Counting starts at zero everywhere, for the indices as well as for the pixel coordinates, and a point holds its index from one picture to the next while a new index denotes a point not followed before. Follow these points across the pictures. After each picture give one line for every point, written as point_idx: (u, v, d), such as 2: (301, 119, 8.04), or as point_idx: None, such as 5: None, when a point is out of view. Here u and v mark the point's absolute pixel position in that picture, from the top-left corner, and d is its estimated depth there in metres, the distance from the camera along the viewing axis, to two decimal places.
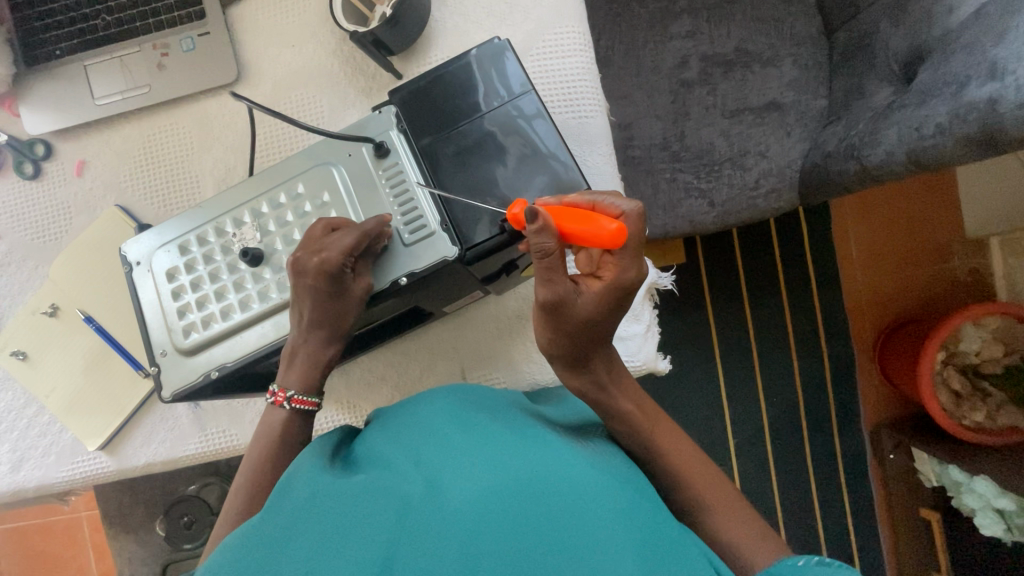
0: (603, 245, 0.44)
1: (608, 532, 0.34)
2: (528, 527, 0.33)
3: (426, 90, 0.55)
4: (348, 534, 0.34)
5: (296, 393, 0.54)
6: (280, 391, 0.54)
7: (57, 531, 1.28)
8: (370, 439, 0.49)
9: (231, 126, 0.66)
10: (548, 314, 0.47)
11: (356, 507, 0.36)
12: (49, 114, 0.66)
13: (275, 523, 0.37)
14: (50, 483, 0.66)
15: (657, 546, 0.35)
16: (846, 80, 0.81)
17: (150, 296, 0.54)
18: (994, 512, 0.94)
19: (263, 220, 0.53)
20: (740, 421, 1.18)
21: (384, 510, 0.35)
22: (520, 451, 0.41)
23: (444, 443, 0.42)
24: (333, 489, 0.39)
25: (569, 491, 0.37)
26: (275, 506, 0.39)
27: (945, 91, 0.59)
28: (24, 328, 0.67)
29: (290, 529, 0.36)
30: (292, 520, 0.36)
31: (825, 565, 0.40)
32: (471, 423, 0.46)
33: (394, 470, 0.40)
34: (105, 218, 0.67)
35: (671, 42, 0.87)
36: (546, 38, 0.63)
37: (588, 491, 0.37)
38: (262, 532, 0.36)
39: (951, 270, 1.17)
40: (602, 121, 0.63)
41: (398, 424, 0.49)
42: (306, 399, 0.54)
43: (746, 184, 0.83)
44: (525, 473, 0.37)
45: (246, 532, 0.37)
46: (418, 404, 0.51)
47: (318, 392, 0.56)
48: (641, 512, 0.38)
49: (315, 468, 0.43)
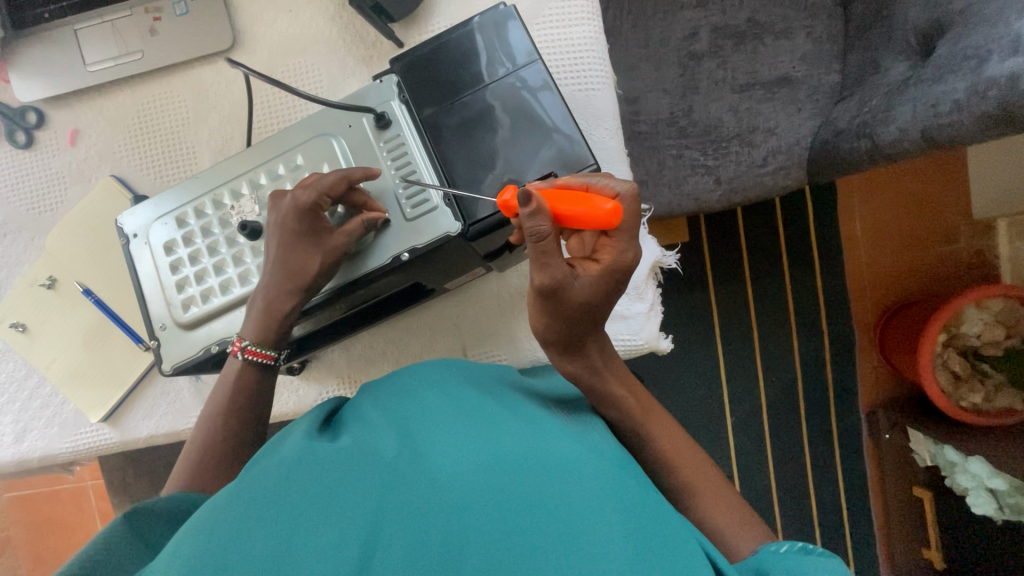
0: (596, 221, 0.43)
1: (596, 510, 0.34)
2: (517, 502, 0.33)
3: (428, 58, 0.54)
4: (329, 504, 0.34)
5: (252, 343, 0.51)
6: (235, 340, 0.51)
7: (65, 498, 1.30)
8: (356, 407, 0.49)
9: (228, 96, 0.65)
10: (546, 299, 0.46)
11: (339, 479, 0.36)
12: (39, 81, 0.64)
13: (253, 487, 0.36)
14: (53, 454, 0.66)
15: (647, 526, 0.35)
16: (861, 54, 0.79)
17: (147, 268, 0.53)
18: (987, 491, 0.95)
19: (261, 192, 0.52)
20: (738, 400, 1.19)
21: (371, 481, 0.35)
22: (508, 428, 0.41)
23: (431, 418, 0.42)
24: (315, 460, 0.38)
25: (559, 468, 0.37)
26: (255, 471, 0.39)
27: (964, 66, 0.57)
28: (23, 300, 0.66)
29: (276, 487, 0.36)
30: (273, 486, 0.36)
31: (806, 551, 0.42)
32: (461, 396, 0.46)
33: (379, 442, 0.40)
34: (100, 189, 0.65)
35: (681, 12, 0.84)
36: (552, 6, 0.60)
37: (576, 470, 0.37)
38: (242, 496, 0.36)
39: (956, 251, 1.16)
40: (608, 94, 0.61)
41: (386, 393, 0.49)
42: (259, 350, 0.51)
43: (754, 162, 0.81)
44: (514, 452, 0.37)
45: (222, 495, 0.37)
46: (408, 375, 0.50)
47: (275, 347, 0.53)
48: (629, 492, 0.38)
49: (299, 436, 0.43)
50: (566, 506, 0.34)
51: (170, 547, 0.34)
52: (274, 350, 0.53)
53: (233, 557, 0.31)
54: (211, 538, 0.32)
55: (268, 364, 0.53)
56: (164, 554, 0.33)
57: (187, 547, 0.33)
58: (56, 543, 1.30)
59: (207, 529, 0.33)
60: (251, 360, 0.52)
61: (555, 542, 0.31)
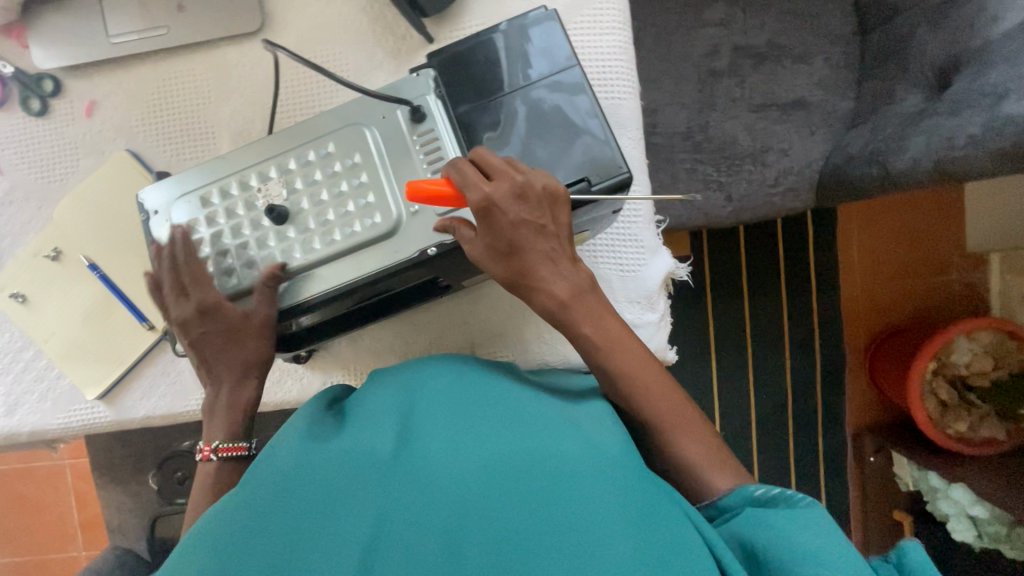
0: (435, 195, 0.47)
1: (585, 514, 0.36)
2: (511, 502, 0.37)
3: (468, 56, 0.54)
4: (333, 511, 0.37)
5: (221, 442, 0.54)
6: (205, 445, 0.54)
7: (39, 477, 1.27)
8: (361, 396, 0.52)
9: (252, 78, 0.64)
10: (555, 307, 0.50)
11: (342, 483, 0.39)
12: (58, 49, 0.63)
13: (260, 492, 0.40)
14: (45, 429, 0.65)
15: (641, 515, 0.37)
16: (876, 83, 0.80)
17: (167, 248, 0.52)
18: (967, 518, 0.99)
19: (289, 177, 0.51)
20: (729, 415, 1.20)
21: (370, 488, 0.38)
22: (501, 432, 0.43)
23: (426, 418, 0.45)
24: (316, 463, 0.41)
25: (551, 464, 0.40)
26: (257, 476, 0.41)
27: (982, 102, 0.58)
28: (25, 269, 0.65)
29: (281, 491, 0.39)
30: (278, 492, 0.39)
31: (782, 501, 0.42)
32: (458, 386, 0.49)
33: (378, 439, 0.43)
34: (115, 163, 0.65)
35: (704, 29, 0.85)
36: (584, 13, 0.61)
37: (570, 470, 0.40)
38: (252, 498, 0.39)
39: (948, 282, 1.19)
40: (633, 105, 0.62)
41: (387, 383, 0.51)
42: (230, 445, 0.54)
43: (765, 181, 0.83)
44: (504, 462, 0.40)
45: (233, 496, 0.40)
46: (409, 367, 0.53)
47: (244, 437, 0.55)
48: (623, 482, 0.40)
49: (304, 432, 0.46)
50: (556, 516, 0.36)
51: (188, 544, 0.38)
52: (245, 441, 0.55)
53: (243, 563, 0.35)
54: (225, 543, 0.36)
55: (245, 454, 0.54)
56: (185, 551, 0.37)
57: (198, 557, 0.36)
58: (30, 521, 1.28)
59: (223, 536, 0.37)
60: (227, 456, 0.54)
61: (539, 549, 0.35)
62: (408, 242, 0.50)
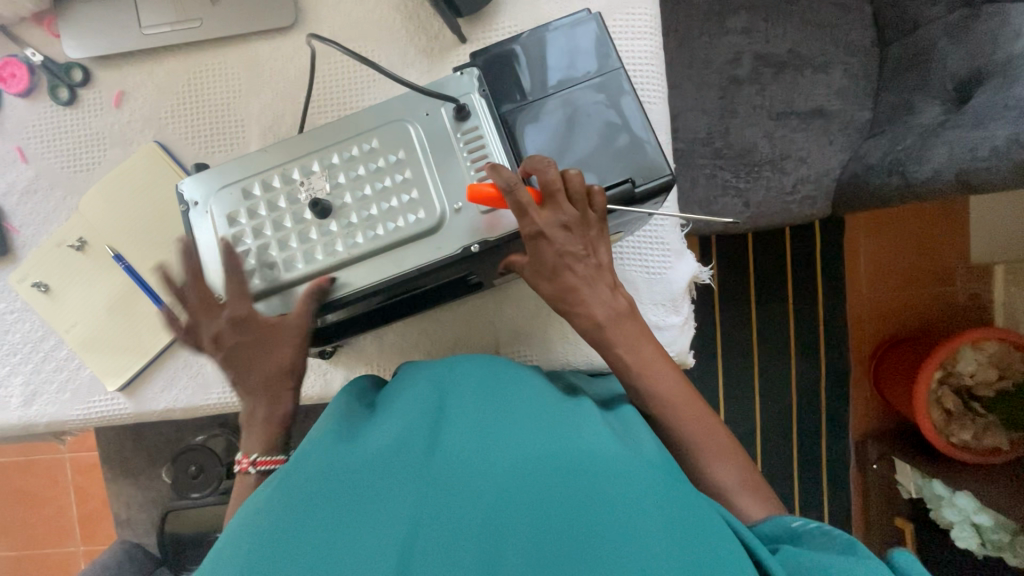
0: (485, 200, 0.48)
1: (627, 517, 0.36)
2: (551, 504, 0.37)
3: (508, 57, 0.55)
4: (369, 514, 0.36)
5: (259, 454, 0.54)
6: (243, 457, 0.54)
7: (39, 470, 1.26)
8: (388, 396, 0.51)
9: (284, 73, 0.64)
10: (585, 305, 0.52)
11: (376, 485, 0.38)
12: (89, 38, 0.63)
13: (291, 495, 0.39)
14: (62, 420, 0.65)
15: (679, 522, 0.37)
16: (895, 95, 0.82)
17: (207, 239, 0.52)
18: (971, 525, 1.01)
19: (332, 171, 0.51)
20: (735, 420, 1.21)
21: (405, 490, 0.37)
22: (534, 430, 0.42)
23: (456, 418, 0.44)
24: (348, 463, 0.40)
25: (588, 462, 0.39)
26: (288, 480, 0.40)
27: (1006, 116, 0.60)
28: (48, 258, 0.65)
29: (313, 496, 0.38)
30: (310, 495, 0.38)
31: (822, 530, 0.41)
32: (488, 385, 0.48)
33: (409, 439, 0.42)
34: (142, 154, 0.64)
35: (726, 36, 0.86)
36: (617, 18, 0.62)
37: (607, 472, 0.39)
38: (283, 503, 0.38)
39: (952, 293, 1.21)
40: (663, 110, 0.63)
41: (415, 383, 0.50)
42: (268, 457, 0.54)
43: (784, 188, 0.84)
44: (540, 461, 0.39)
45: (264, 500, 0.39)
46: (437, 367, 0.52)
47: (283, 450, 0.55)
48: (658, 488, 0.39)
49: (332, 434, 0.45)
50: (597, 516, 0.36)
51: (222, 550, 0.37)
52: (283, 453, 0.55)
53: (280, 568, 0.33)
54: (258, 549, 0.35)
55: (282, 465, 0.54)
56: (217, 559, 0.36)
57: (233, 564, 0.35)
58: (29, 515, 1.27)
59: (256, 543, 0.36)
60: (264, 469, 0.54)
61: (583, 551, 0.34)
62: (450, 238, 0.50)
